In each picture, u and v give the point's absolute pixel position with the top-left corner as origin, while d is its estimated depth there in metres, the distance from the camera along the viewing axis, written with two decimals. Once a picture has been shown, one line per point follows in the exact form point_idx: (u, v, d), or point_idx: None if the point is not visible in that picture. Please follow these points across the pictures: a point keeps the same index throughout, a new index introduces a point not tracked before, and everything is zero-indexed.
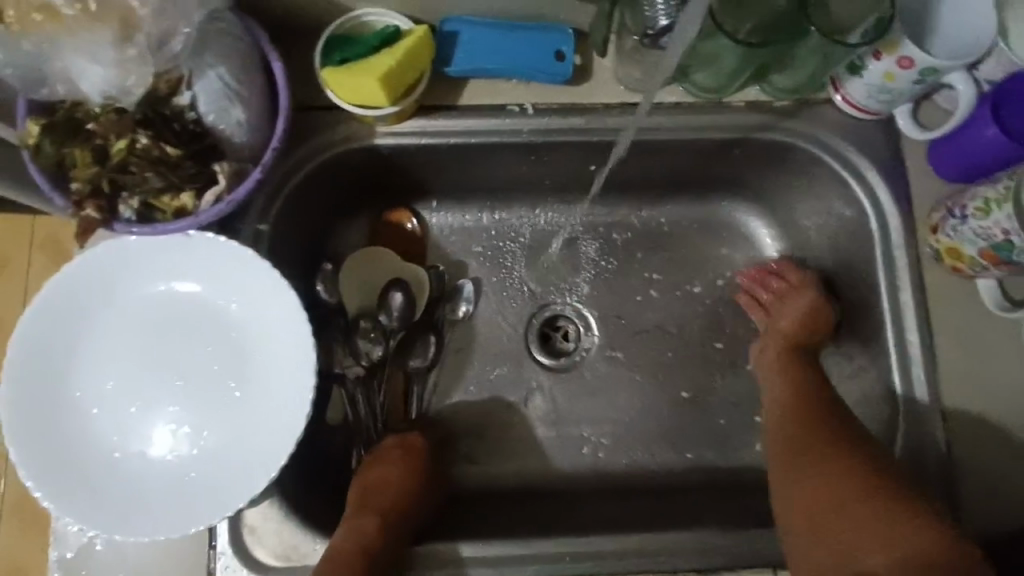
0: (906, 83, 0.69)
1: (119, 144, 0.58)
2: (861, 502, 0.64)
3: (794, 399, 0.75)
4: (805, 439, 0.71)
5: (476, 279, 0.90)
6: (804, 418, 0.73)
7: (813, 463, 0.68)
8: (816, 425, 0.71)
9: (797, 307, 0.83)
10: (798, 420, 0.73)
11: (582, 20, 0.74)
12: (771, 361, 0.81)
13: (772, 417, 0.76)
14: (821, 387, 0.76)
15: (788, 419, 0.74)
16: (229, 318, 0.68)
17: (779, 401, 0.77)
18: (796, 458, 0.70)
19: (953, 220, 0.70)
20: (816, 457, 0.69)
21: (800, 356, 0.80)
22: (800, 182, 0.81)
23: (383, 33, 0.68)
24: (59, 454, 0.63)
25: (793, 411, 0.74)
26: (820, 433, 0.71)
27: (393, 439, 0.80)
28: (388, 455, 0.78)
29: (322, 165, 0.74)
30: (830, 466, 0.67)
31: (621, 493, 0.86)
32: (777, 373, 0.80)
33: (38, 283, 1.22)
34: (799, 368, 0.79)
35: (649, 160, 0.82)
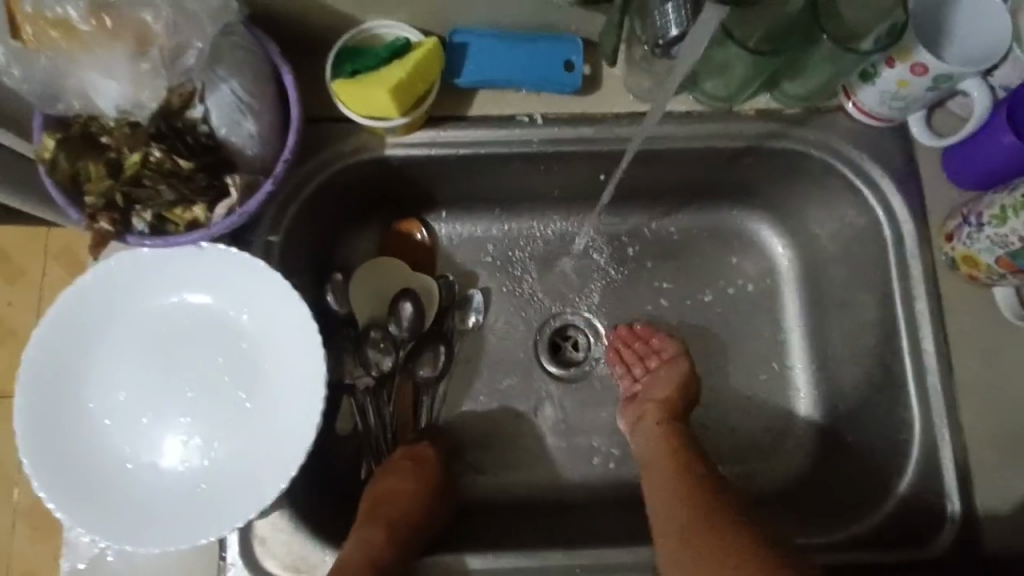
0: (919, 90, 0.68)
1: (133, 157, 0.59)
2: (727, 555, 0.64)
3: (669, 447, 0.76)
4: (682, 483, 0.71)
5: (485, 289, 0.90)
6: (677, 464, 0.73)
7: (685, 510, 0.68)
8: (689, 473, 0.72)
9: (661, 376, 0.82)
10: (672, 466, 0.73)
11: (591, 29, 0.74)
12: (642, 415, 0.80)
13: (651, 465, 0.75)
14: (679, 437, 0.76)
15: (667, 463, 0.74)
16: (240, 329, 0.68)
17: (655, 453, 0.76)
18: (671, 503, 0.70)
19: (968, 227, 0.69)
20: (688, 502, 0.69)
21: (678, 423, 0.78)
22: (812, 190, 0.80)
23: (394, 45, 0.68)
24: (71, 465, 0.63)
25: (672, 457, 0.74)
26: (691, 480, 0.71)
27: (401, 451, 0.80)
28: (396, 466, 0.77)
29: (334, 176, 0.75)
30: (698, 511, 0.68)
31: (632, 504, 0.85)
32: (652, 427, 0.78)
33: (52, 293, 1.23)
34: (662, 420, 0.78)
35: (658, 168, 0.82)
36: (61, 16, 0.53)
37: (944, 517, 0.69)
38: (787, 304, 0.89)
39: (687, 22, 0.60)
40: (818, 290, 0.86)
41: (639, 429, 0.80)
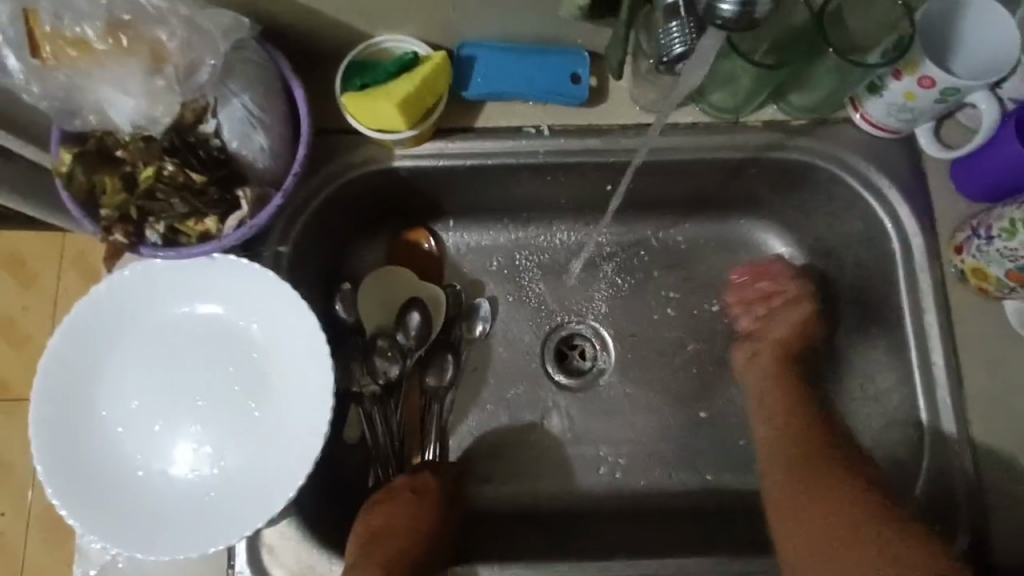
0: (928, 102, 0.67)
1: (147, 171, 0.60)
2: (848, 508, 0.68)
3: (788, 395, 0.80)
4: (794, 439, 0.76)
5: (493, 297, 0.91)
6: (795, 419, 0.77)
7: (808, 468, 0.72)
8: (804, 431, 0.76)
9: (795, 317, 0.83)
10: (801, 420, 0.77)
11: (598, 42, 0.75)
12: (763, 365, 0.83)
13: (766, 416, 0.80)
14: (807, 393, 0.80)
15: (789, 420, 0.78)
16: (250, 339, 0.69)
17: (771, 406, 0.80)
18: (790, 459, 0.74)
19: (977, 240, 0.69)
20: (810, 462, 0.73)
21: (791, 366, 0.82)
22: (819, 200, 0.80)
23: (401, 59, 0.69)
24: (86, 472, 0.65)
25: (793, 413, 0.78)
26: (804, 436, 0.76)
27: (401, 479, 0.77)
28: (398, 496, 0.75)
29: (342, 187, 0.76)
30: (822, 470, 0.72)
31: (639, 514, 0.85)
32: (767, 380, 0.82)
33: (66, 299, 1.25)
34: (788, 374, 0.82)
35: (665, 179, 0.82)
36: (79, 35, 0.55)
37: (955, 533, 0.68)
38: None
39: (692, 40, 0.60)
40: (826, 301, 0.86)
41: (750, 372, 0.84)
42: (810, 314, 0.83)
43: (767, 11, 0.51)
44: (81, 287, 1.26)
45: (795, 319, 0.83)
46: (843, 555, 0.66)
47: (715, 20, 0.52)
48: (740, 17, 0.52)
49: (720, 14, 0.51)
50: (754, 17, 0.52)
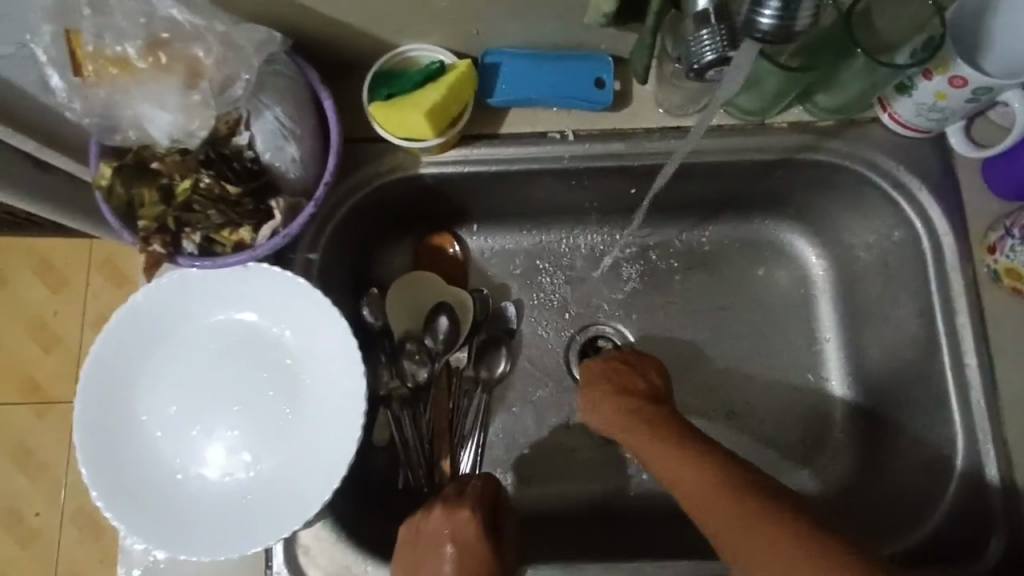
0: (958, 101, 0.67)
1: (184, 183, 0.62)
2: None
3: (699, 483, 0.64)
4: (764, 531, 0.59)
5: (517, 301, 0.92)
6: (750, 509, 0.60)
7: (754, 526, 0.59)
8: (774, 514, 0.59)
9: (621, 416, 0.74)
10: (749, 507, 0.60)
11: (622, 47, 0.75)
12: (664, 461, 0.68)
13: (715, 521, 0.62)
14: (736, 466, 0.64)
15: (736, 511, 0.61)
16: (283, 345, 0.71)
17: (712, 510, 0.62)
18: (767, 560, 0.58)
19: (1011, 240, 0.68)
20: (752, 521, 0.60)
21: (661, 420, 0.71)
22: (845, 200, 0.80)
23: (428, 69, 0.70)
24: (127, 475, 0.67)
25: (730, 503, 0.62)
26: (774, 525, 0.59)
27: (438, 512, 0.68)
28: (435, 542, 0.67)
29: (370, 195, 0.77)
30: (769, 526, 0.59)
31: (666, 516, 0.86)
32: (688, 474, 0.65)
33: (94, 304, 1.28)
34: (692, 450, 0.67)
35: (689, 182, 0.82)
36: (120, 54, 0.57)
37: (989, 535, 0.68)
38: (821, 315, 0.89)
39: (723, 49, 0.57)
40: (852, 302, 0.86)
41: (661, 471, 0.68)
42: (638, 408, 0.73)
43: (806, 25, 0.52)
44: (108, 293, 1.29)
45: (633, 418, 0.72)
46: None
47: (755, 33, 0.52)
48: (778, 30, 0.52)
49: (759, 27, 0.52)
50: (794, 30, 0.52)
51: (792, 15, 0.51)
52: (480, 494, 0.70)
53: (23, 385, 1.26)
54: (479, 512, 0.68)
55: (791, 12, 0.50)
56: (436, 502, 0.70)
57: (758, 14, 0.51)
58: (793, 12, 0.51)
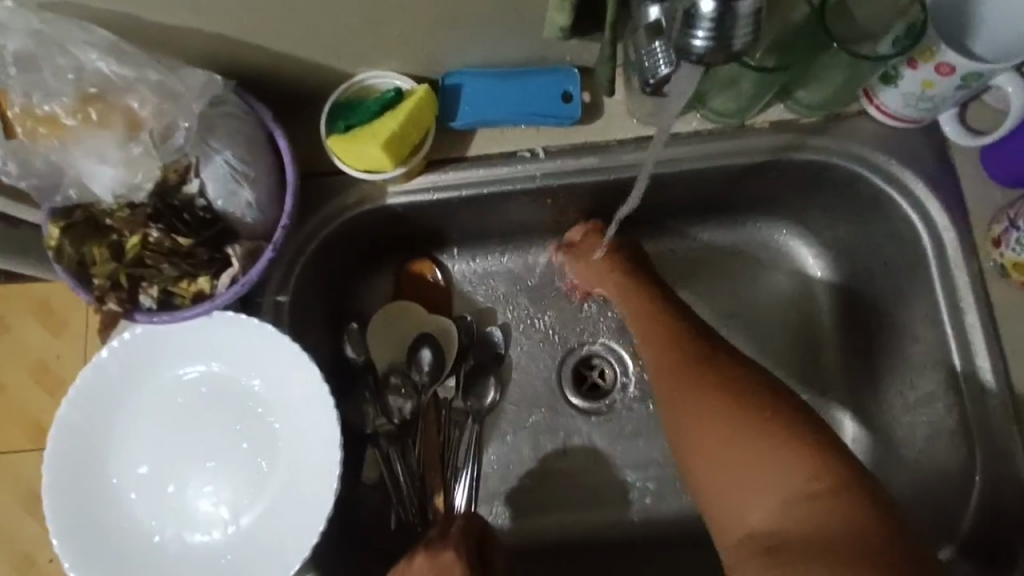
0: (948, 90, 0.62)
1: (133, 239, 0.60)
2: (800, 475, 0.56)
3: (673, 360, 0.66)
4: (720, 403, 0.61)
5: (504, 324, 0.88)
6: (711, 373, 0.64)
7: (698, 373, 0.64)
8: (737, 387, 0.62)
9: (621, 289, 0.76)
10: (712, 382, 0.63)
11: (587, 58, 0.71)
12: (650, 333, 0.70)
13: (679, 396, 0.64)
14: (711, 342, 0.67)
15: (701, 387, 0.63)
16: (255, 395, 0.68)
17: (668, 354, 0.67)
18: (703, 410, 0.62)
19: (1017, 233, 0.63)
20: (702, 370, 0.64)
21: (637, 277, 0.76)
22: (837, 199, 0.76)
23: (385, 97, 0.66)
24: (101, 541, 0.64)
25: (695, 378, 0.64)
26: (734, 399, 0.61)
27: (421, 558, 0.65)
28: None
29: (340, 228, 0.74)
30: (717, 373, 0.64)
31: (674, 540, 0.83)
32: (657, 328, 0.70)
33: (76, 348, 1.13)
34: (672, 326, 0.69)
35: (674, 191, 0.78)
36: (48, 112, 0.56)
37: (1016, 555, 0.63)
38: (823, 317, 0.85)
39: (675, 61, 0.55)
40: (856, 303, 0.81)
41: (642, 343, 0.71)
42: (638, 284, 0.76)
43: (746, 43, 0.46)
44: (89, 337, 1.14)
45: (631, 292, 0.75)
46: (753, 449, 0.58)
47: (690, 56, 0.47)
48: (716, 51, 0.46)
49: (693, 50, 0.46)
50: (733, 50, 0.46)
51: (728, 35, 0.45)
52: (465, 535, 0.67)
53: (31, 428, 1.12)
54: (464, 553, 0.65)
55: (726, 30, 0.45)
56: (418, 548, 0.66)
57: (690, 36, 0.45)
58: (728, 31, 0.45)
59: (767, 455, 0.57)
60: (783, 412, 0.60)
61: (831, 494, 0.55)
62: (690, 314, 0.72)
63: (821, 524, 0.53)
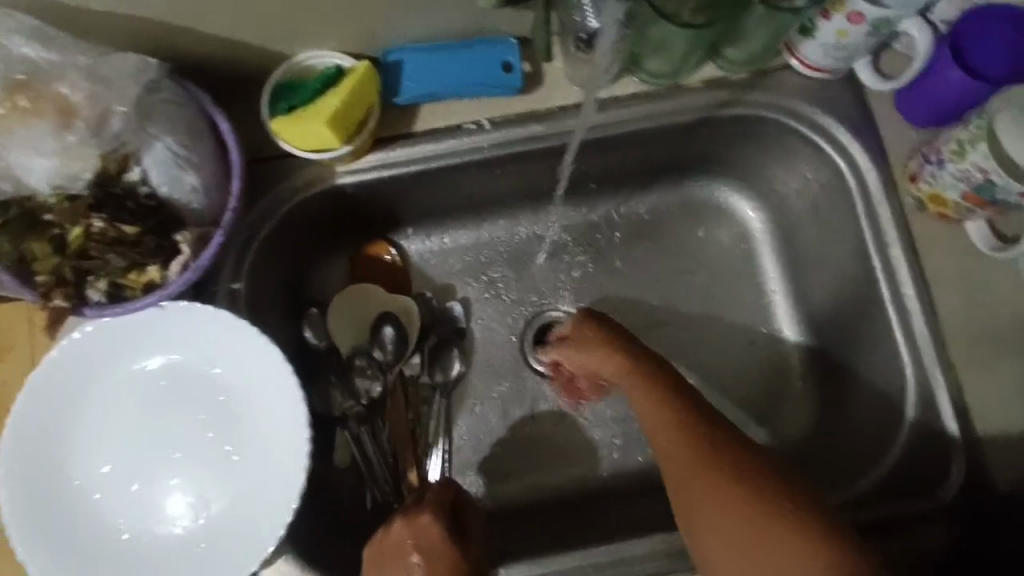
0: (860, 37, 0.67)
1: (76, 231, 0.58)
2: None
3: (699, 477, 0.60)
4: (767, 532, 0.56)
5: (464, 299, 0.90)
6: (734, 488, 0.58)
7: (717, 489, 0.59)
8: (775, 503, 0.57)
9: (623, 375, 0.69)
10: (737, 495, 0.58)
11: (524, 27, 0.73)
12: (668, 447, 0.63)
13: (706, 523, 0.59)
14: (723, 437, 0.62)
15: (726, 501, 0.58)
16: (217, 383, 0.67)
17: (680, 461, 0.62)
18: (729, 528, 0.57)
19: (929, 167, 0.68)
20: (717, 484, 0.59)
21: (639, 360, 0.69)
22: (769, 151, 0.80)
23: (325, 76, 0.67)
24: (68, 543, 0.63)
25: (732, 500, 0.58)
26: (781, 525, 0.56)
27: (400, 525, 0.66)
28: (399, 556, 0.64)
29: (290, 212, 0.74)
30: (736, 486, 0.59)
31: (644, 491, 0.85)
32: (666, 428, 0.64)
33: None
34: (691, 433, 0.62)
35: (616, 155, 0.81)
36: None
37: (950, 462, 0.69)
38: (767, 268, 0.89)
39: None
40: (794, 251, 0.86)
41: (653, 439, 0.65)
42: (638, 353, 0.70)
43: None
44: None
45: (645, 386, 0.67)
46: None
47: None
48: None
49: None
50: None
51: None
52: (441, 499, 0.68)
53: None
54: (441, 516, 0.66)
55: None
56: (396, 515, 0.67)
57: None
58: None
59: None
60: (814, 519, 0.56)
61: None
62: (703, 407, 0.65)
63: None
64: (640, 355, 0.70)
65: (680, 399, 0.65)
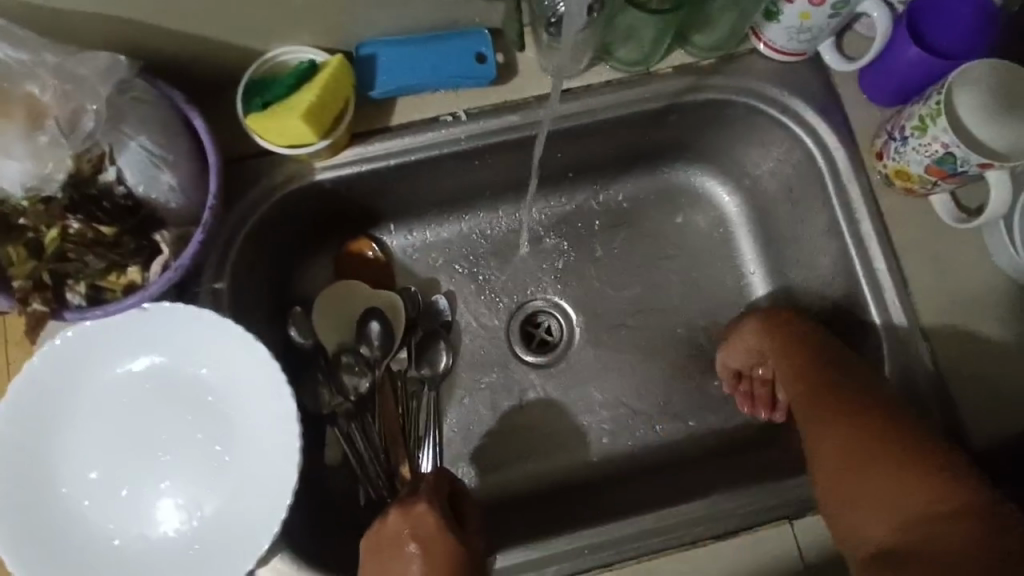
0: (823, 19, 0.68)
1: (51, 233, 0.58)
2: (928, 501, 0.62)
3: (834, 414, 0.70)
4: (878, 460, 0.66)
5: (449, 292, 0.90)
6: (848, 413, 0.69)
7: (834, 416, 0.69)
8: (878, 425, 0.67)
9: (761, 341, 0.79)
10: (852, 421, 0.68)
11: (494, 19, 0.74)
12: (798, 390, 0.74)
13: (819, 444, 0.69)
14: (846, 379, 0.71)
15: (840, 426, 0.68)
16: (203, 383, 0.67)
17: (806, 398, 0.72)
18: (838, 446, 0.68)
19: (895, 143, 0.70)
20: (835, 413, 0.69)
21: (780, 325, 0.78)
22: (741, 134, 0.82)
23: (298, 70, 0.67)
24: (59, 551, 0.63)
25: (846, 423, 0.68)
26: (894, 456, 0.65)
27: (396, 515, 0.66)
28: (398, 545, 0.65)
29: (269, 211, 0.74)
30: (850, 414, 0.68)
31: (634, 473, 0.87)
32: (797, 377, 0.74)
33: None
34: (828, 383, 0.72)
35: (593, 142, 0.82)
36: None
37: (926, 426, 0.71)
38: (744, 250, 0.91)
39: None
40: (768, 232, 0.88)
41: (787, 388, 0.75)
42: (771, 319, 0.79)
43: None
44: None
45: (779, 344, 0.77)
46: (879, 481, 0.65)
47: None
48: None
49: None
50: None
51: None
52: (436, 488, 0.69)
53: None
54: (437, 504, 0.67)
55: None
56: (391, 505, 0.68)
57: None
58: None
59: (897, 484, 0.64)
60: (912, 444, 0.65)
61: (973, 530, 0.60)
62: (841, 357, 0.73)
63: (938, 546, 0.61)
64: (784, 321, 0.79)
65: (810, 352, 0.75)
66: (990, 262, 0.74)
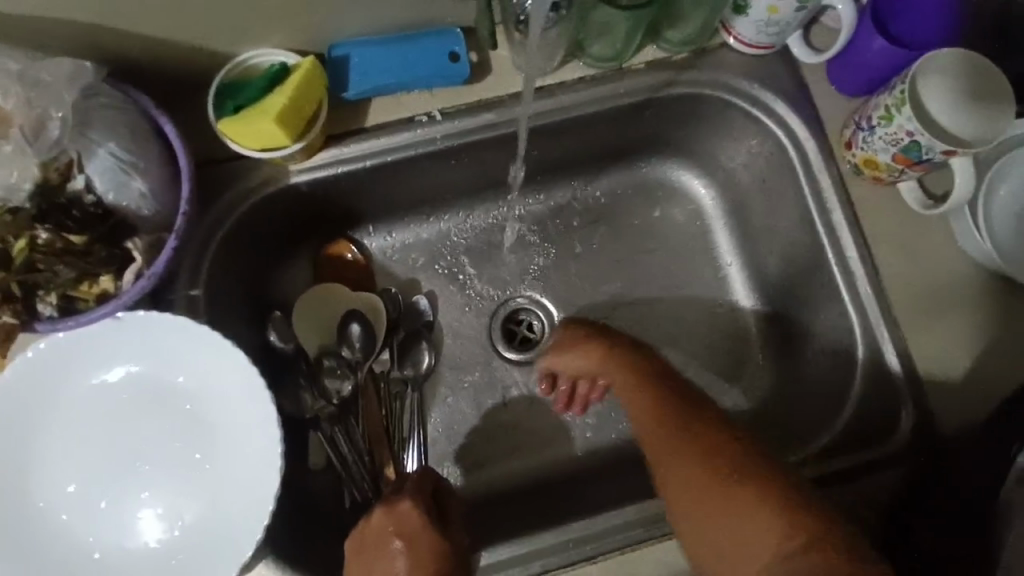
0: (789, 13, 0.70)
1: (20, 243, 0.57)
2: (774, 533, 0.55)
3: (680, 444, 0.62)
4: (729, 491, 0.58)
5: (430, 292, 0.90)
6: (691, 442, 0.62)
7: (677, 445, 0.62)
8: (728, 451, 0.60)
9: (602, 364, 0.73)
10: (698, 450, 0.61)
11: (467, 18, 0.74)
12: (642, 415, 0.67)
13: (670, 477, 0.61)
14: (687, 407, 0.65)
15: (687, 458, 0.61)
16: (182, 391, 0.66)
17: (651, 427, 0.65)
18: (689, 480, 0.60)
19: (862, 132, 0.72)
20: (681, 440, 0.62)
21: (619, 351, 0.73)
22: (713, 128, 0.83)
23: (270, 73, 0.66)
24: (37, 566, 0.62)
25: (692, 453, 0.61)
26: (741, 486, 0.58)
27: (379, 514, 0.66)
28: (383, 543, 0.64)
29: (245, 215, 0.73)
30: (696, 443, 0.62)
31: (618, 466, 0.87)
32: (639, 402, 0.68)
33: None
34: (672, 410, 0.65)
35: (568, 138, 0.82)
36: None
37: (900, 409, 0.73)
38: (721, 242, 0.92)
39: None
40: (743, 223, 0.89)
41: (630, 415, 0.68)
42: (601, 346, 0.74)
43: None
44: None
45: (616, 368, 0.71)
46: (734, 513, 0.57)
47: None
48: None
49: None
50: None
51: None
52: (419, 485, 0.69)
53: None
54: (420, 500, 0.67)
55: None
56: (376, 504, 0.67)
57: None
58: None
59: (749, 514, 0.56)
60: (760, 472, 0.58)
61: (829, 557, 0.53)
62: (682, 388, 0.68)
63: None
64: (625, 347, 0.73)
65: (650, 377, 0.69)
66: (957, 247, 0.75)
